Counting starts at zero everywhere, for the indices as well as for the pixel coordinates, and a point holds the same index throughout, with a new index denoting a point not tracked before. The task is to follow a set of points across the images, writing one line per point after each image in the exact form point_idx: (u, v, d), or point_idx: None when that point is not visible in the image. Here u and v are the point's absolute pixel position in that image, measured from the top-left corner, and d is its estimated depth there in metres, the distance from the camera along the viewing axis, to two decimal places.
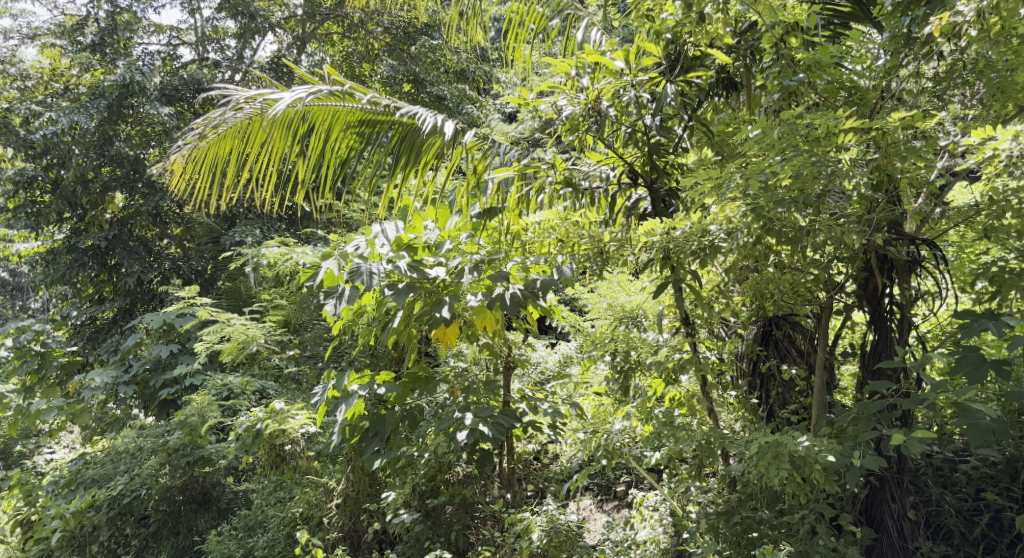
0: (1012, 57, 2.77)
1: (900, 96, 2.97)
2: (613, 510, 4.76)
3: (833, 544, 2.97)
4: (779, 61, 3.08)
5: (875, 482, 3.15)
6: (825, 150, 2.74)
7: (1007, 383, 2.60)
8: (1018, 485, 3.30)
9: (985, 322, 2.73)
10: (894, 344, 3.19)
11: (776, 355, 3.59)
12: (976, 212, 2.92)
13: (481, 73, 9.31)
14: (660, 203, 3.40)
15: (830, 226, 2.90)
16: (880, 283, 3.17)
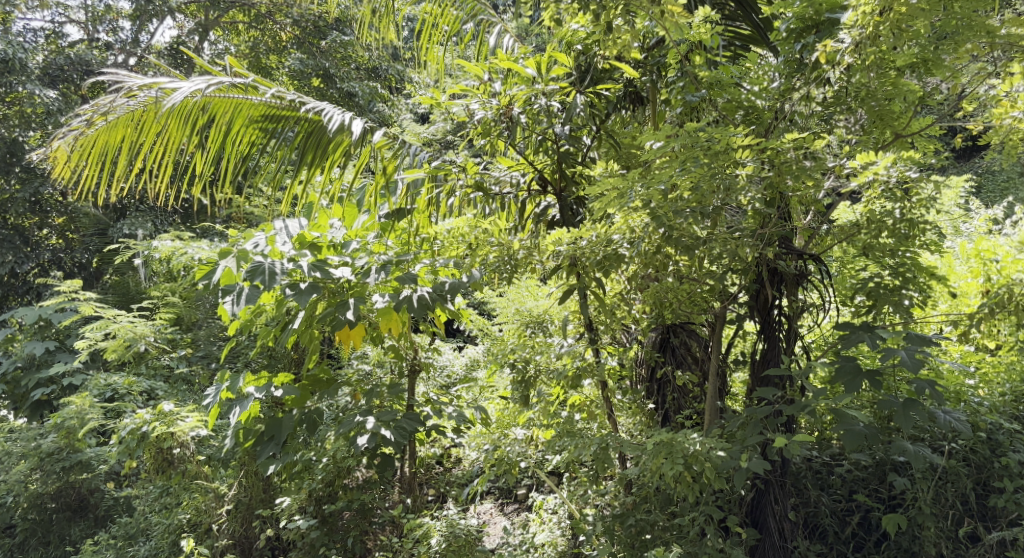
0: (890, 88, 3.04)
1: (792, 118, 3.13)
2: (514, 513, 4.80)
3: (721, 545, 3.09)
4: (685, 77, 3.30)
5: (760, 485, 3.30)
6: (722, 165, 2.85)
7: (879, 391, 2.81)
8: (885, 487, 3.47)
9: (861, 334, 2.94)
10: (781, 353, 3.40)
11: (672, 361, 3.73)
12: (858, 231, 3.13)
13: (394, 73, 9.18)
14: (568, 211, 3.47)
15: (726, 239, 3.02)
16: (770, 294, 3.35)
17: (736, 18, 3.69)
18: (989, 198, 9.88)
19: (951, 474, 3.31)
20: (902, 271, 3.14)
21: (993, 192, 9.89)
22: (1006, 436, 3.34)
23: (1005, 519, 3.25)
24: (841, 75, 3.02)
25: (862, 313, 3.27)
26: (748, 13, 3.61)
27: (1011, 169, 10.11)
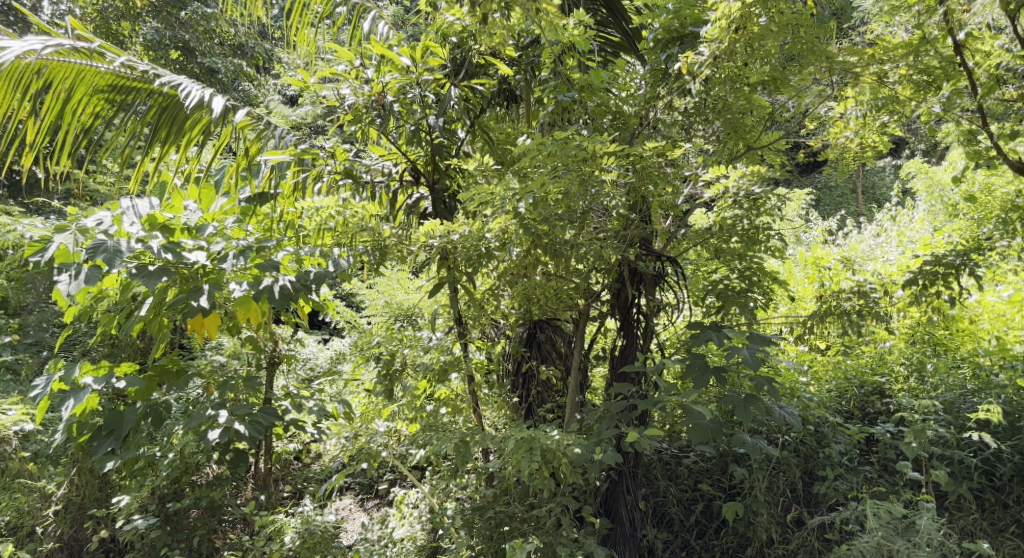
0: (744, 103, 3.23)
1: (655, 125, 3.33)
2: (373, 507, 4.72)
3: (575, 536, 3.18)
4: (557, 78, 3.37)
5: (613, 476, 3.45)
6: (590, 170, 2.97)
7: (723, 387, 3.01)
8: (726, 477, 3.71)
9: (709, 333, 3.13)
10: (638, 349, 3.56)
11: (537, 356, 3.81)
12: (710, 235, 3.34)
13: (261, 52, 8.77)
14: (441, 205, 3.47)
15: (592, 241, 3.16)
16: (630, 293, 3.49)
17: (607, 25, 3.80)
18: (828, 211, 10.80)
19: (783, 464, 3.57)
20: (747, 274, 3.37)
21: (832, 205, 10.80)
22: (831, 429, 3.63)
23: (826, 504, 3.52)
24: (701, 87, 3.21)
25: (711, 313, 3.48)
26: (618, 21, 3.72)
27: (846, 186, 11.13)
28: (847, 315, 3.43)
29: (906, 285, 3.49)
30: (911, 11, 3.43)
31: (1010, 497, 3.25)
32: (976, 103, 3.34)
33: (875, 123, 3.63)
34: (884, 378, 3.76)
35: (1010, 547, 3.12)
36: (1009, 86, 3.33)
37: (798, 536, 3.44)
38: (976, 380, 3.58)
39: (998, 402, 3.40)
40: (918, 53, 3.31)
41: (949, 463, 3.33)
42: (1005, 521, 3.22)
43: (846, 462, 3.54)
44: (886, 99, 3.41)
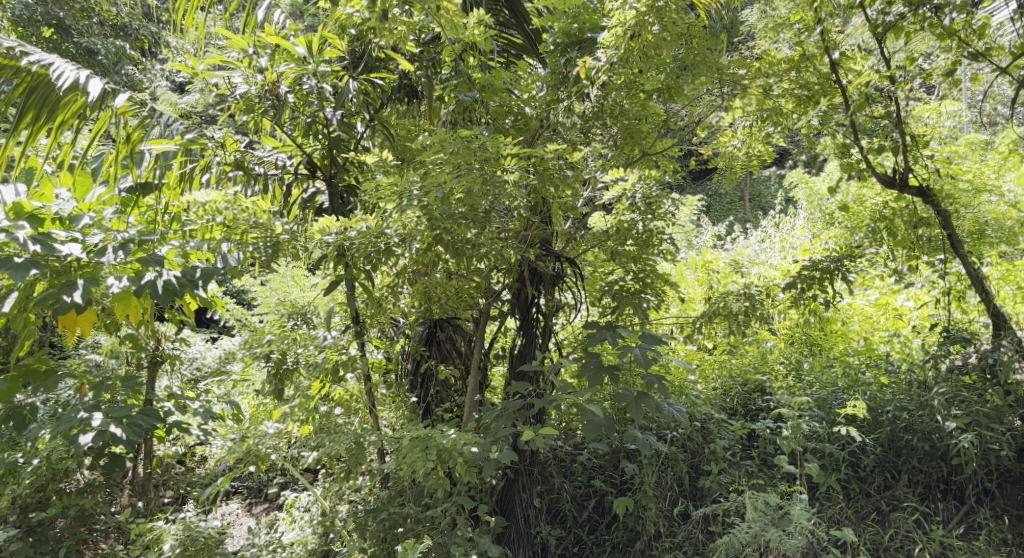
0: (640, 110, 3.36)
1: (555, 128, 3.37)
2: (262, 512, 4.56)
3: (470, 535, 3.18)
4: (458, 76, 3.36)
5: (509, 475, 3.47)
6: (491, 171, 2.99)
7: (616, 385, 3.08)
8: (618, 473, 3.79)
9: (604, 333, 3.21)
10: (537, 348, 3.60)
11: (437, 355, 3.81)
12: (606, 238, 3.42)
13: (147, 35, 8.32)
14: (338, 199, 3.39)
15: (493, 240, 3.18)
16: (530, 293, 3.53)
17: (510, 26, 3.87)
18: (718, 217, 11.29)
19: (671, 459, 3.69)
20: (642, 276, 3.46)
21: (722, 211, 11.29)
22: (716, 425, 3.79)
23: (710, 497, 3.66)
24: (598, 91, 3.26)
25: (607, 312, 3.57)
26: (522, 22, 3.83)
27: (734, 194, 11.71)
28: (734, 315, 3.59)
29: (786, 288, 3.69)
30: (793, 28, 3.63)
31: (872, 486, 3.48)
32: (849, 118, 3.56)
33: (760, 133, 3.84)
34: (764, 377, 3.96)
35: (870, 533, 3.33)
36: (878, 104, 3.58)
37: (684, 529, 3.57)
38: (845, 378, 3.79)
39: (864, 398, 3.60)
40: (799, 68, 3.55)
41: (820, 456, 3.52)
42: (867, 509, 3.44)
43: (729, 456, 3.69)
44: (771, 110, 3.66)
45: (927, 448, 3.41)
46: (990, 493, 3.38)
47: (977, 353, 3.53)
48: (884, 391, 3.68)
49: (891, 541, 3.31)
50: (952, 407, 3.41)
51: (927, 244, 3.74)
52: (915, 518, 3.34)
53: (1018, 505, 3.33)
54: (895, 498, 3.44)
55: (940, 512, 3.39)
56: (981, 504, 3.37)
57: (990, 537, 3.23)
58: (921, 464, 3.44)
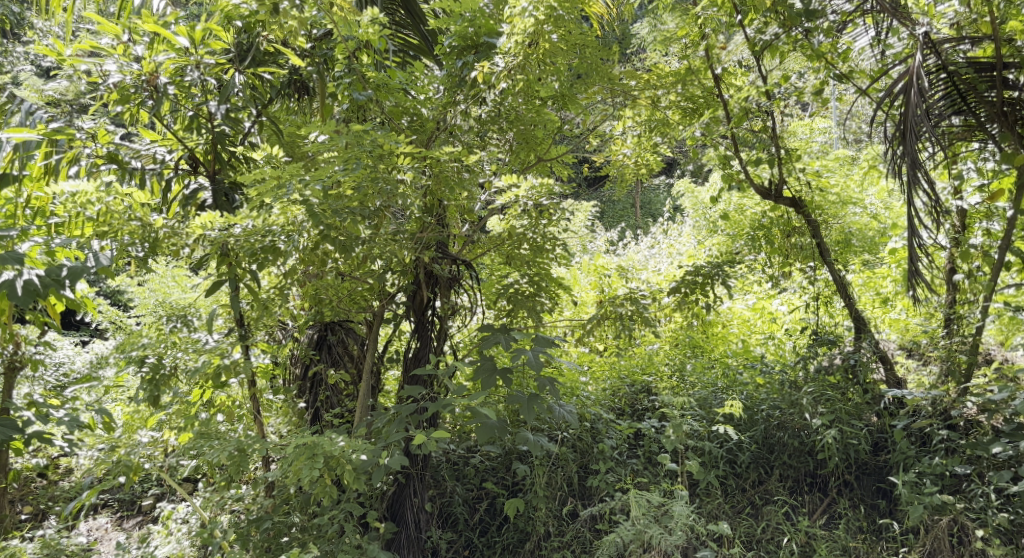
0: (534, 116, 3.42)
1: (451, 131, 3.38)
2: (133, 527, 4.31)
3: (358, 542, 3.13)
4: (352, 74, 3.25)
5: (400, 479, 3.45)
6: (384, 167, 3.00)
7: (509, 387, 3.10)
8: (510, 475, 3.82)
9: (498, 335, 3.22)
10: (432, 351, 3.62)
11: (328, 359, 3.72)
12: (503, 242, 3.50)
13: (9, 14, 7.69)
14: (222, 196, 3.25)
15: (387, 241, 3.15)
16: (425, 295, 3.55)
17: (404, 27, 3.89)
18: (611, 223, 11.59)
19: (561, 460, 3.76)
20: (536, 279, 3.54)
21: (614, 218, 11.60)
22: (604, 425, 3.88)
23: (598, 496, 3.73)
24: (495, 96, 3.32)
25: (502, 316, 3.61)
26: (417, 23, 3.85)
27: (626, 201, 12.07)
28: (621, 319, 3.72)
29: (670, 294, 3.84)
30: (680, 43, 3.78)
31: (747, 481, 3.65)
32: (730, 131, 3.75)
33: (648, 143, 4.00)
34: (651, 377, 4.10)
35: (745, 526, 3.47)
36: (755, 119, 3.77)
37: (572, 528, 3.61)
38: (725, 378, 3.97)
39: (740, 398, 3.78)
40: (685, 82, 3.69)
41: (700, 454, 3.67)
42: (742, 503, 3.60)
43: (616, 455, 3.78)
44: (658, 121, 3.83)
45: (797, 444, 3.62)
46: (850, 485, 3.61)
47: (842, 354, 3.78)
48: (760, 390, 3.86)
49: (764, 533, 3.47)
50: (819, 405, 3.63)
51: (800, 252, 3.95)
52: (784, 510, 3.52)
53: (873, 495, 3.58)
54: (767, 492, 3.62)
55: (806, 504, 3.59)
56: (842, 495, 3.59)
57: (849, 525, 3.43)
58: (790, 460, 3.64)
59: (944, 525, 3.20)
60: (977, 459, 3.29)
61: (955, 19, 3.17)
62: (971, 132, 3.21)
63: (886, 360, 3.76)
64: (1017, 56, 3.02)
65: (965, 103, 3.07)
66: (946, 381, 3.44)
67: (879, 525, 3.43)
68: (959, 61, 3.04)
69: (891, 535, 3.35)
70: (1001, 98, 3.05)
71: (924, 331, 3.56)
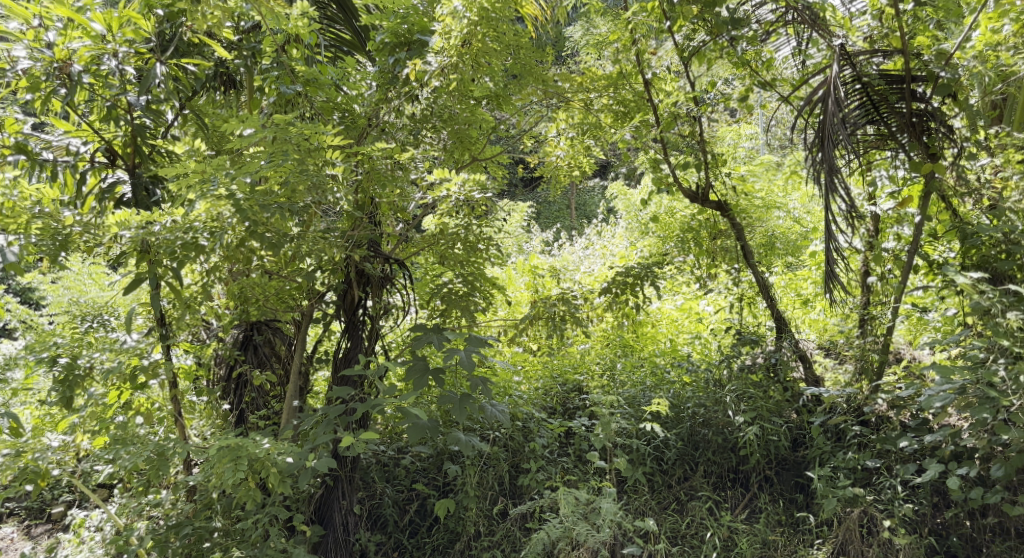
0: (469, 116, 3.40)
1: (383, 128, 3.33)
2: (43, 536, 4.12)
3: (283, 546, 3.08)
4: (280, 67, 3.19)
5: (328, 481, 3.40)
6: (313, 164, 2.92)
7: (441, 387, 3.09)
8: (441, 475, 3.80)
9: (430, 335, 3.18)
10: (362, 351, 3.53)
11: (254, 360, 3.63)
12: (437, 241, 3.47)
13: None
14: (142, 190, 3.15)
15: (317, 239, 3.10)
16: (356, 294, 3.48)
17: (336, 21, 3.77)
18: (546, 224, 11.67)
19: (492, 459, 3.77)
20: (470, 279, 3.53)
21: (550, 218, 11.68)
22: (536, 424, 3.89)
23: (528, 495, 3.75)
24: (428, 95, 3.30)
25: (434, 316, 3.57)
26: (348, 18, 3.73)
27: (562, 201, 12.19)
28: (552, 319, 3.79)
29: (601, 294, 3.95)
30: (612, 47, 3.82)
31: (673, 478, 3.73)
32: (660, 134, 3.82)
33: (581, 145, 4.03)
34: (582, 376, 4.14)
35: (670, 522, 3.55)
36: (684, 123, 3.83)
37: (502, 528, 3.62)
38: (653, 377, 4.04)
39: (667, 396, 3.85)
40: (617, 86, 3.83)
41: (628, 451, 3.73)
42: (668, 499, 3.67)
43: (547, 454, 3.80)
44: (591, 125, 3.96)
45: (720, 440, 3.72)
46: (770, 480, 3.72)
47: (763, 353, 3.90)
48: (686, 389, 3.95)
49: (688, 528, 3.55)
50: (741, 403, 3.75)
51: (726, 254, 4.08)
52: (708, 505, 3.61)
53: (792, 489, 3.70)
54: (692, 488, 3.71)
55: (729, 499, 3.69)
56: (762, 490, 3.70)
57: (769, 519, 3.54)
58: (714, 456, 3.74)
59: (856, 517, 3.31)
60: (886, 453, 3.43)
61: (869, 32, 3.31)
62: (884, 141, 3.34)
63: (806, 359, 3.89)
64: (925, 69, 3.19)
65: (877, 113, 3.23)
66: (860, 379, 3.60)
67: (796, 518, 3.55)
68: (872, 72, 3.21)
69: (807, 527, 3.47)
70: (910, 109, 3.22)
71: (840, 331, 3.68)
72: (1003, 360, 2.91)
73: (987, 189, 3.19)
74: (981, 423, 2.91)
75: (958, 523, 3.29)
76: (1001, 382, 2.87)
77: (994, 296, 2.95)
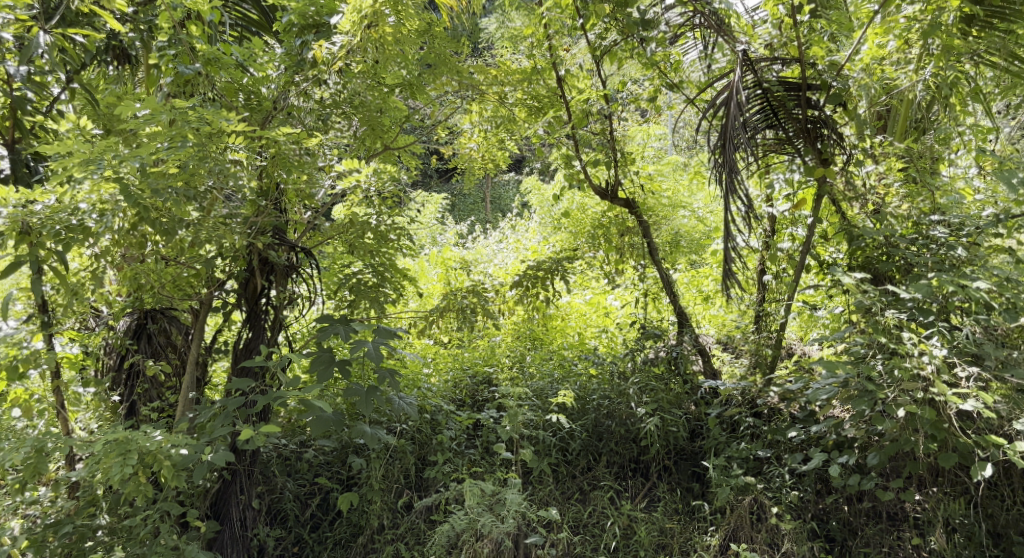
0: (381, 103, 3.37)
1: (288, 112, 3.24)
2: None
3: (174, 543, 2.97)
4: (176, 45, 2.99)
5: (225, 476, 3.33)
6: (214, 148, 2.82)
7: (347, 380, 3.03)
8: (345, 469, 3.73)
9: (337, 327, 3.11)
10: (264, 342, 3.42)
11: (148, 350, 3.46)
12: (346, 230, 3.40)
13: None
14: (22, 167, 2.97)
15: (217, 225, 2.98)
16: (259, 284, 3.39)
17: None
18: (461, 216, 11.66)
19: (399, 452, 3.72)
20: (380, 270, 3.52)
21: (465, 211, 11.71)
22: (444, 416, 3.88)
23: (434, 488, 3.73)
24: (338, 79, 3.25)
25: (343, 306, 3.54)
26: None
27: (476, 195, 12.24)
28: (463, 311, 3.79)
29: (512, 287, 4.01)
30: (527, 42, 3.84)
31: (577, 468, 3.80)
32: (572, 131, 3.86)
33: (496, 138, 4.12)
34: (492, 369, 4.17)
35: (573, 511, 3.61)
36: (596, 121, 3.89)
37: (406, 521, 3.59)
38: (560, 369, 4.11)
39: (573, 388, 3.93)
40: (529, 80, 3.85)
41: (535, 442, 3.78)
42: (572, 489, 3.74)
43: (454, 446, 3.79)
44: (504, 118, 4.01)
45: (623, 431, 3.81)
46: (669, 469, 3.83)
47: (666, 347, 4.02)
48: (592, 381, 4.03)
49: (590, 517, 3.62)
50: (643, 395, 3.85)
51: (633, 251, 4.19)
52: (610, 495, 3.69)
53: (689, 479, 3.82)
54: (595, 478, 3.79)
55: (629, 488, 3.78)
56: (661, 480, 3.81)
57: (666, 507, 3.64)
58: (617, 446, 3.83)
59: (747, 504, 3.45)
60: (776, 443, 3.60)
61: (769, 40, 3.44)
62: (782, 145, 3.50)
63: (704, 353, 4.04)
64: (819, 79, 3.34)
65: (776, 118, 3.37)
66: (754, 372, 3.75)
67: (692, 506, 3.66)
68: (772, 79, 3.34)
69: (702, 515, 3.58)
70: (805, 116, 3.37)
71: (736, 326, 3.86)
72: (881, 355, 3.11)
73: (872, 195, 3.39)
74: (860, 414, 3.09)
75: (837, 508, 3.48)
76: (879, 375, 3.06)
77: (875, 295, 3.13)
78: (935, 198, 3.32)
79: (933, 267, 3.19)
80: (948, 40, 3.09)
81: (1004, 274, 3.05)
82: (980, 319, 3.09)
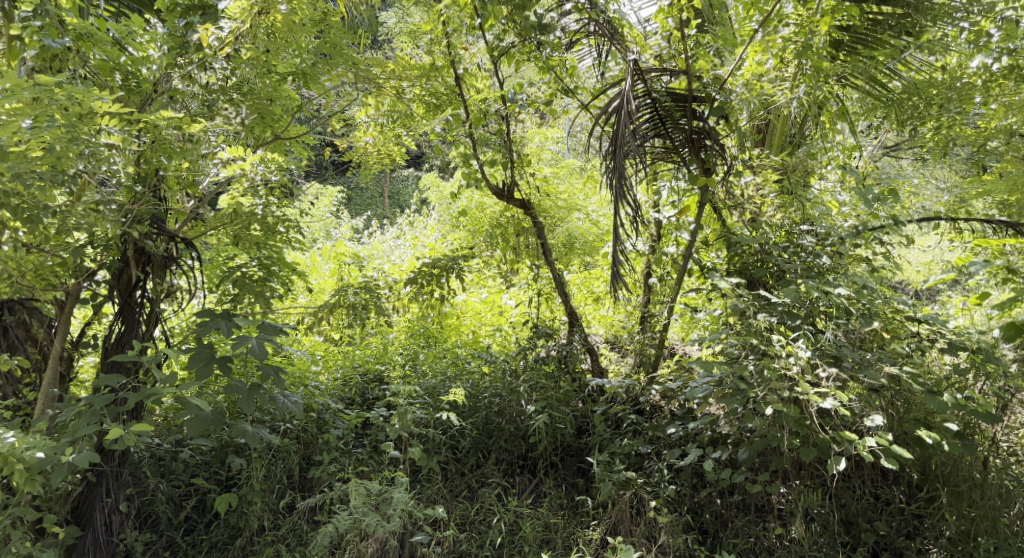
0: (272, 90, 3.28)
1: (170, 94, 3.08)
2: None
3: (28, 551, 2.81)
4: (43, 16, 2.76)
5: (89, 478, 3.17)
6: (86, 129, 2.65)
7: (227, 376, 2.91)
8: (223, 469, 3.60)
9: (218, 322, 2.98)
10: (138, 336, 3.23)
11: (2, 344, 3.15)
12: (229, 221, 3.28)
13: None
14: None
15: (88, 212, 2.79)
16: (133, 274, 3.17)
17: None
18: (358, 211, 11.49)
19: (282, 451, 3.63)
20: (267, 263, 3.36)
21: (362, 205, 11.53)
22: (331, 415, 3.80)
23: (318, 488, 3.64)
24: (224, 64, 3.11)
25: (225, 300, 3.36)
26: None
27: (374, 190, 12.08)
28: (353, 308, 3.72)
29: (407, 284, 3.98)
30: (426, 38, 3.81)
31: (466, 466, 3.81)
32: (470, 130, 3.85)
33: (392, 133, 4.09)
34: (383, 367, 4.12)
35: (460, 509, 3.61)
36: (494, 121, 3.90)
37: (288, 521, 3.48)
38: (453, 367, 4.12)
39: (465, 386, 3.96)
40: (428, 77, 3.77)
41: (424, 441, 3.77)
42: (460, 487, 3.74)
43: (341, 445, 3.72)
44: (400, 113, 3.96)
45: (512, 429, 3.86)
46: (555, 466, 3.91)
47: (557, 346, 4.06)
48: (484, 379, 4.06)
49: (477, 513, 3.63)
50: (534, 393, 3.89)
51: (527, 250, 4.25)
52: (497, 492, 3.71)
53: (574, 474, 3.91)
54: (483, 475, 3.81)
55: (516, 485, 3.83)
56: (548, 476, 3.88)
57: (551, 503, 3.71)
58: (505, 444, 3.88)
59: (627, 498, 3.56)
60: (656, 439, 3.74)
61: (660, 51, 3.54)
62: (668, 153, 3.66)
63: (592, 352, 4.13)
64: (704, 91, 3.49)
65: (663, 127, 3.51)
66: (638, 371, 3.91)
67: (575, 501, 3.76)
68: (660, 89, 3.45)
69: (586, 509, 3.67)
70: (691, 126, 3.51)
71: (623, 326, 4.00)
72: (752, 356, 3.26)
73: (749, 204, 3.58)
74: (733, 412, 3.26)
75: (711, 501, 3.64)
76: (751, 375, 3.22)
77: (749, 299, 3.38)
78: (806, 210, 3.49)
79: (802, 274, 3.39)
80: (819, 62, 3.29)
81: (863, 282, 3.29)
82: (840, 323, 3.32)
